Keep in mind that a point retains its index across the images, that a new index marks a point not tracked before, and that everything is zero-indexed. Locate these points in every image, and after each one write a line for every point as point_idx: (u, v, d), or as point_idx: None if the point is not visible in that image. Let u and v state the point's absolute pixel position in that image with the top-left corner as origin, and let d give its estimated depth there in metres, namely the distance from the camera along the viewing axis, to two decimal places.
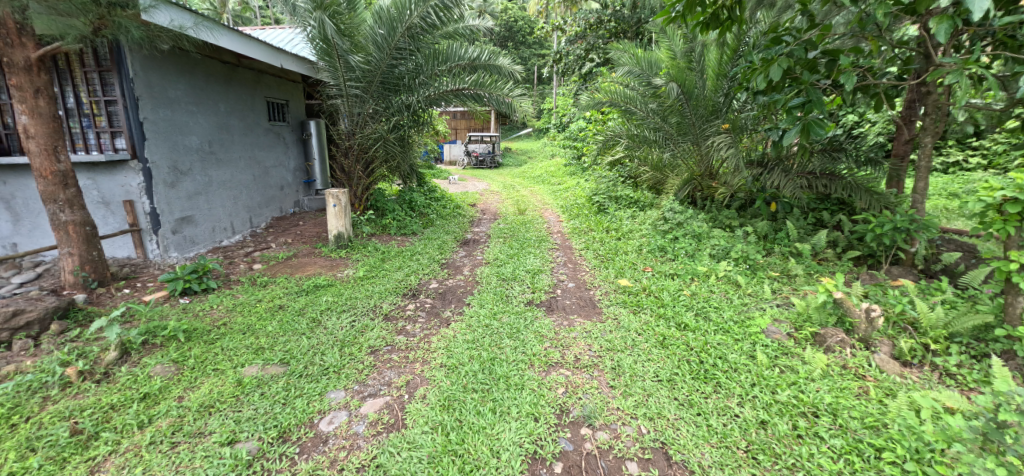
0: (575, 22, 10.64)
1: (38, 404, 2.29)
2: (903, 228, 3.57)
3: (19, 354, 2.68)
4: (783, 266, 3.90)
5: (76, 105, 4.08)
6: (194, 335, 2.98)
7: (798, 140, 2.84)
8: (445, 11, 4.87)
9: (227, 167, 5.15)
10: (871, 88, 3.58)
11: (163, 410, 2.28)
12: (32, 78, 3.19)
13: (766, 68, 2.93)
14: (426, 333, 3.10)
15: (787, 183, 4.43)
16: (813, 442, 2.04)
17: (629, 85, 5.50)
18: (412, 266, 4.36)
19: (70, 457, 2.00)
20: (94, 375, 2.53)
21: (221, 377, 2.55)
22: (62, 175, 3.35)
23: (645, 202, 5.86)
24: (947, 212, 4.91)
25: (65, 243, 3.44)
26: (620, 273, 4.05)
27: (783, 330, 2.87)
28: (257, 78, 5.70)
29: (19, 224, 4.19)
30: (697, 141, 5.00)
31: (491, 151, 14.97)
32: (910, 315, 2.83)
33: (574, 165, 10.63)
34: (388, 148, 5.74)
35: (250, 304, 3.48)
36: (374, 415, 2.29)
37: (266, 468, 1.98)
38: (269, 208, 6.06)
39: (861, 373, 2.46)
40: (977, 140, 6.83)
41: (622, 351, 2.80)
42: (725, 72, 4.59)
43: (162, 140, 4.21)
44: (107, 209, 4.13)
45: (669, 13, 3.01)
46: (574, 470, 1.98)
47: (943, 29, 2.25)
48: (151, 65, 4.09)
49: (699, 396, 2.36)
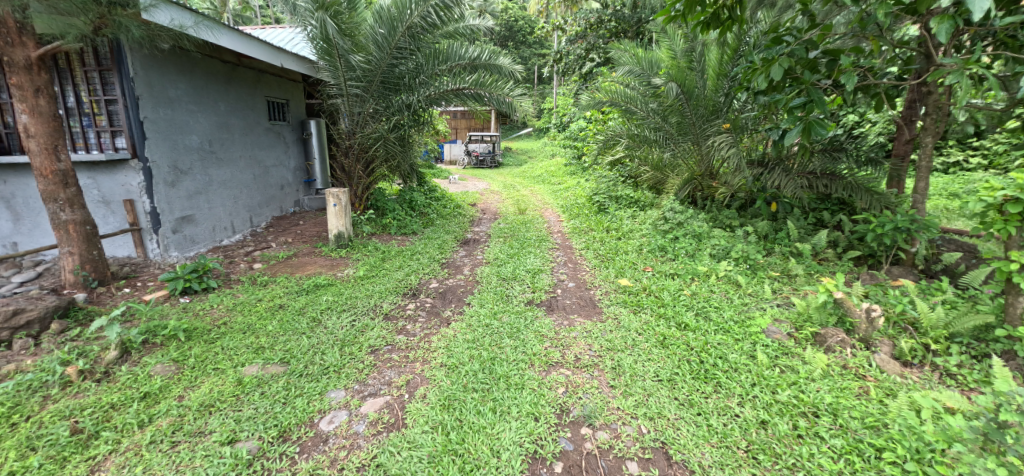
0: (575, 22, 10.55)
1: (38, 404, 2.29)
2: (904, 228, 3.57)
3: (19, 354, 2.68)
4: (783, 266, 3.89)
5: (76, 104, 4.07)
6: (194, 334, 2.98)
7: (799, 140, 2.83)
8: (446, 10, 4.87)
9: (228, 166, 5.15)
10: (872, 88, 3.58)
11: (163, 409, 2.28)
12: (32, 77, 3.19)
13: (766, 68, 2.93)
14: (426, 333, 3.09)
15: (787, 183, 4.44)
16: (813, 442, 2.04)
17: (629, 85, 5.51)
18: (412, 266, 4.36)
19: (70, 456, 2.01)
20: (94, 375, 2.52)
21: (221, 376, 2.55)
22: (62, 174, 3.35)
23: (645, 202, 5.86)
24: (947, 212, 4.91)
25: (65, 242, 3.44)
26: (620, 273, 4.05)
27: (783, 330, 2.87)
28: (257, 77, 5.70)
29: (19, 223, 4.19)
30: (697, 140, 5.00)
31: (491, 150, 14.96)
32: (910, 315, 2.83)
33: (574, 165, 10.62)
34: (388, 148, 5.74)
35: (250, 304, 3.48)
36: (374, 414, 2.29)
37: (266, 468, 1.98)
38: (269, 207, 6.06)
39: (861, 373, 2.46)
40: (977, 140, 6.83)
41: (622, 351, 2.79)
42: (725, 72, 4.60)
43: (162, 139, 4.21)
44: (107, 208, 4.12)
45: (668, 13, 3.01)
46: (574, 470, 1.98)
47: (944, 29, 2.25)
48: (152, 64, 4.09)
49: (699, 396, 2.36)
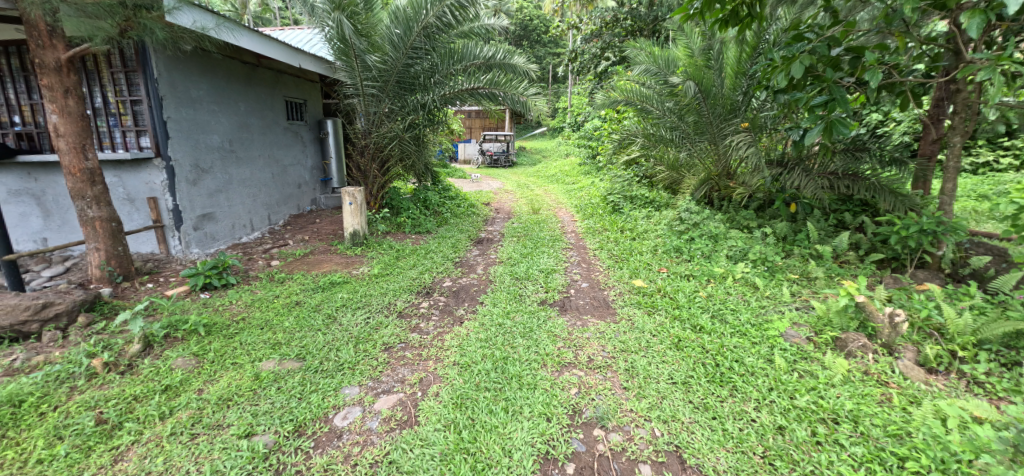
0: (590, 20, 10.46)
1: (65, 394, 2.36)
2: (930, 230, 3.46)
3: (48, 345, 2.79)
4: (803, 268, 3.81)
5: (103, 104, 4.21)
6: (213, 329, 3.05)
7: (820, 139, 2.75)
8: (461, 10, 4.89)
9: (248, 166, 5.27)
10: (897, 86, 3.46)
11: (183, 402, 2.33)
12: (61, 78, 3.29)
13: (787, 66, 2.86)
14: (440, 331, 3.12)
15: (808, 183, 4.35)
16: (832, 450, 1.99)
17: (645, 83, 5.47)
18: (425, 265, 4.38)
19: (95, 445, 2.07)
20: (118, 367, 2.60)
21: (239, 370, 2.61)
22: (89, 172, 3.45)
23: (660, 202, 5.79)
24: (976, 214, 4.74)
25: (92, 238, 3.54)
26: (635, 273, 4.02)
27: (803, 334, 2.82)
28: (275, 78, 5.79)
29: (49, 219, 4.36)
30: (714, 140, 4.91)
31: (505, 151, 14.90)
32: (937, 321, 2.75)
33: (589, 164, 10.54)
34: (403, 147, 5.79)
35: (268, 300, 3.54)
36: (387, 411, 2.31)
37: (282, 461, 2.01)
38: (287, 205, 6.18)
39: (884, 380, 2.39)
40: (1009, 140, 6.57)
41: (636, 353, 2.77)
42: (744, 69, 4.47)
43: (185, 138, 4.31)
44: (132, 205, 4.26)
45: (686, 11, 2.94)
46: (586, 471, 1.97)
47: (976, 23, 2.15)
48: (175, 65, 4.18)
49: (714, 400, 2.32)
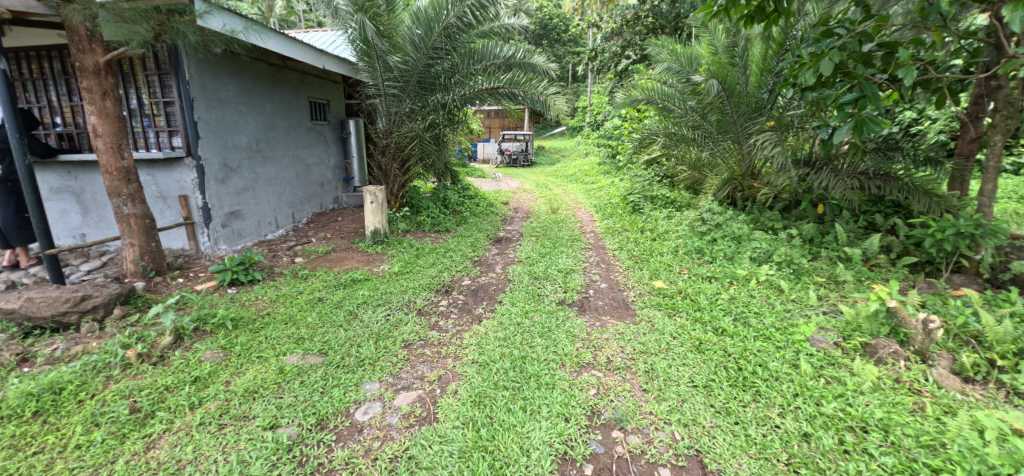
0: (610, 19, 10.36)
1: (102, 383, 2.47)
2: (968, 233, 3.31)
3: (87, 336, 2.92)
4: (831, 271, 3.70)
5: (138, 106, 4.38)
6: (240, 323, 3.14)
7: (850, 137, 2.66)
8: (482, 10, 4.91)
9: (274, 165, 5.41)
10: (934, 82, 3.29)
11: (212, 393, 2.41)
12: (99, 81, 3.43)
13: (815, 63, 2.77)
14: (459, 329, 3.14)
15: (836, 184, 4.23)
16: (861, 459, 1.93)
17: (667, 82, 5.39)
18: (445, 263, 4.42)
19: (129, 432, 2.15)
20: (151, 358, 2.70)
21: (264, 364, 2.68)
22: (125, 171, 3.59)
23: (682, 202, 5.71)
24: (1017, 216, 4.52)
25: (127, 234, 3.69)
26: (655, 275, 3.97)
27: (830, 339, 2.74)
28: (300, 79, 5.93)
29: (87, 215, 4.55)
30: (739, 138, 4.82)
31: (524, 150, 14.88)
32: (974, 328, 2.64)
33: (608, 164, 10.44)
34: (424, 147, 5.87)
35: (292, 295, 3.63)
36: (406, 407, 2.34)
37: (305, 453, 2.05)
38: (310, 204, 6.31)
39: (917, 388, 2.31)
40: None
41: (656, 355, 2.73)
42: (770, 67, 4.35)
43: (214, 138, 4.44)
44: (164, 203, 4.42)
45: (710, 8, 2.88)
46: (604, 472, 1.96)
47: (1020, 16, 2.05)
48: (205, 68, 4.32)
49: (736, 405, 2.28)
